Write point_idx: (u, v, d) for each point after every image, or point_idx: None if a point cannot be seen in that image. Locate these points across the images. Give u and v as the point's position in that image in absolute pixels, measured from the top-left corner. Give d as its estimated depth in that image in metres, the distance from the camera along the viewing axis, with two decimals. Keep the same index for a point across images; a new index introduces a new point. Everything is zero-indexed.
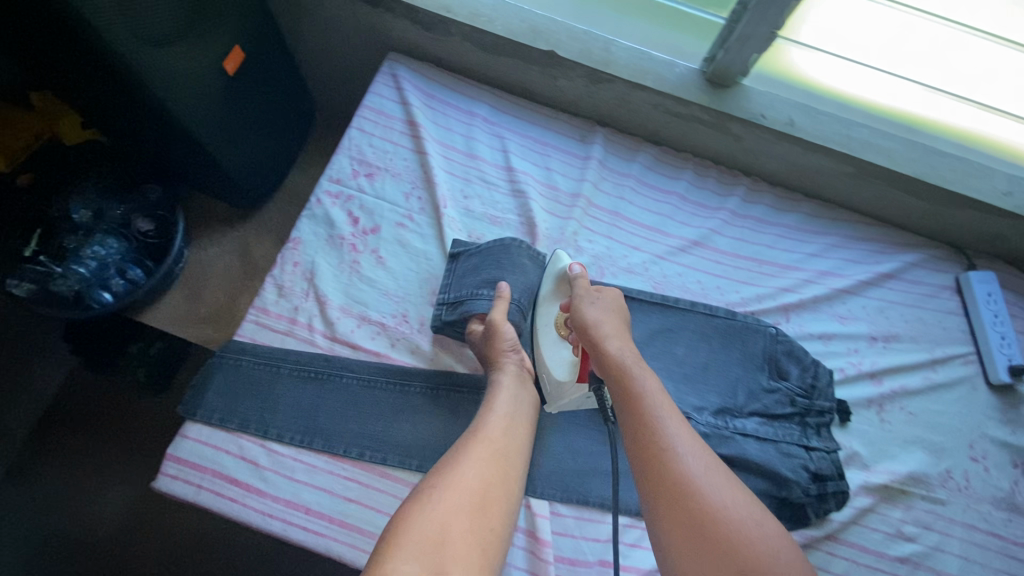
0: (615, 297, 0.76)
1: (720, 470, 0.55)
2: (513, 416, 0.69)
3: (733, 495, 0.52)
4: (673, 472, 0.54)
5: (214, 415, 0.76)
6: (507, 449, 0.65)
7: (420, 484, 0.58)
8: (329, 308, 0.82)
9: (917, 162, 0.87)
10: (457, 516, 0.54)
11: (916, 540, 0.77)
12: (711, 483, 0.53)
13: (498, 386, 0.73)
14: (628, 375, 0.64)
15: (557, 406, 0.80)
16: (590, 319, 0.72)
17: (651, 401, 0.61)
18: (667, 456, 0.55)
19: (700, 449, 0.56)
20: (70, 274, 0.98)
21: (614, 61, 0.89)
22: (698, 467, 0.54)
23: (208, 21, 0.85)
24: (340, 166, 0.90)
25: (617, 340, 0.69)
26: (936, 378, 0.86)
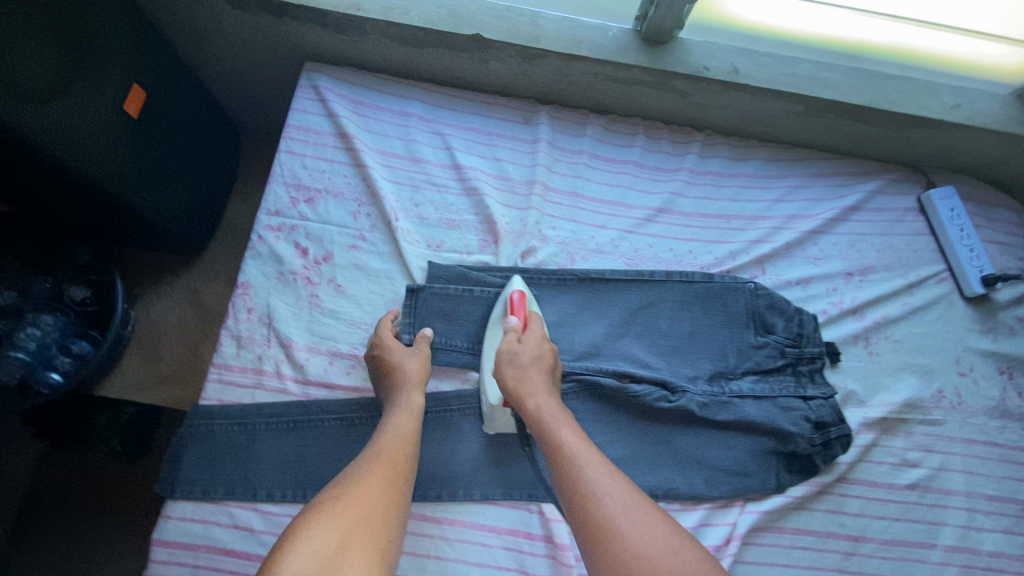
0: (541, 350, 0.74)
1: (643, 504, 0.57)
2: (414, 433, 0.68)
3: (658, 529, 0.54)
4: (598, 517, 0.56)
5: (195, 488, 0.72)
6: (405, 464, 0.64)
7: (316, 498, 0.56)
8: (296, 350, 0.77)
9: (866, 89, 0.85)
10: (354, 528, 0.53)
11: (920, 465, 0.79)
12: (635, 519, 0.55)
13: (397, 406, 0.70)
14: (547, 429, 0.65)
15: (493, 427, 0.76)
16: (511, 375, 0.70)
17: (571, 449, 0.63)
18: (588, 499, 0.57)
19: (621, 488, 0.58)
20: (8, 361, 0.91)
21: (544, 35, 0.84)
22: (618, 503, 0.57)
23: (97, 59, 0.76)
24: (276, 195, 0.84)
25: (537, 394, 0.69)
26: (915, 302, 0.86)
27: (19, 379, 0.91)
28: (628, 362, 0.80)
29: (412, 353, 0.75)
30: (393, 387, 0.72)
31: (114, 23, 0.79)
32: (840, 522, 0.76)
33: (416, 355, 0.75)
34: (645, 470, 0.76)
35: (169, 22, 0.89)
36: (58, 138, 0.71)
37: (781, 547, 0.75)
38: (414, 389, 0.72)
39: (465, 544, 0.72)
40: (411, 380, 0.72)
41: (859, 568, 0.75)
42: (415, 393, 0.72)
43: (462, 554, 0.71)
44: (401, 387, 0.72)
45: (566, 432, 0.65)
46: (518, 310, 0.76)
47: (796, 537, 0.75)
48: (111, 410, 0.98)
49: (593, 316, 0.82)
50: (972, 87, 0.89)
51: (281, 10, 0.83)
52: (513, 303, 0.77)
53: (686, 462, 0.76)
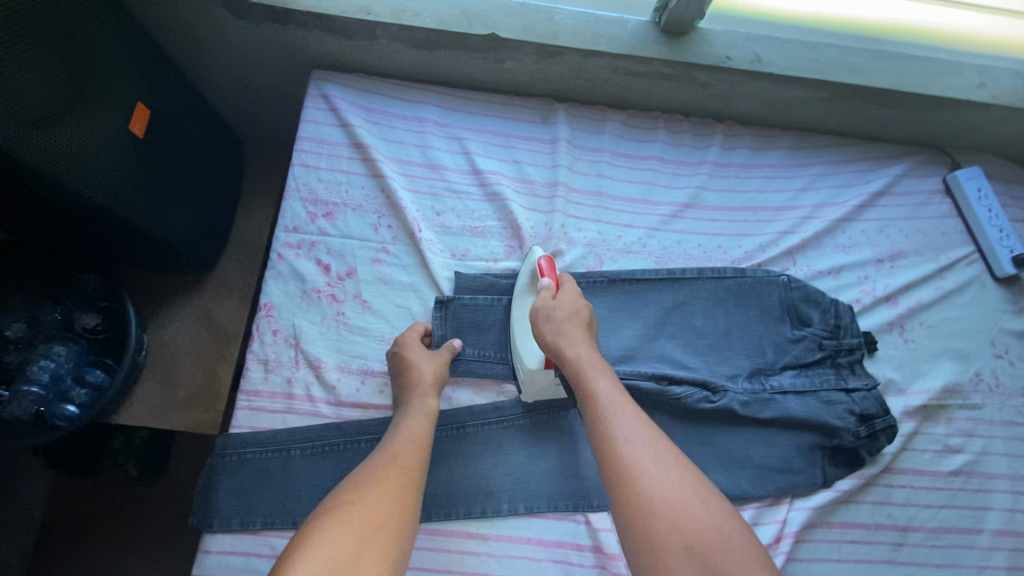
0: (578, 306, 0.72)
1: (671, 457, 0.57)
2: (427, 437, 0.66)
3: (683, 482, 0.55)
4: (623, 462, 0.56)
5: (233, 521, 0.69)
6: (418, 468, 0.62)
7: (329, 502, 0.56)
8: (326, 371, 0.75)
9: (891, 72, 0.84)
10: (366, 536, 0.53)
11: (963, 450, 0.79)
12: (660, 469, 0.55)
13: (412, 409, 0.68)
14: (586, 378, 0.65)
15: (533, 394, 0.76)
16: (548, 329, 0.70)
17: (606, 399, 0.62)
18: (618, 449, 0.57)
19: (651, 439, 0.58)
20: (21, 395, 0.87)
21: (561, 31, 0.81)
22: (645, 453, 0.56)
23: (99, 83, 0.72)
24: (293, 211, 0.81)
25: (577, 344, 0.68)
26: (947, 286, 0.86)
27: (34, 416, 0.87)
28: (665, 363, 0.78)
29: (428, 356, 0.73)
30: (406, 388, 0.70)
31: (113, 42, 0.75)
32: (887, 513, 0.75)
33: (432, 359, 0.73)
34: None
35: (168, 36, 0.85)
36: (66, 166, 0.68)
37: (831, 542, 0.74)
38: (428, 393, 0.70)
39: (514, 560, 0.70)
40: (424, 384, 0.70)
41: (909, 558, 0.74)
42: (428, 399, 0.70)
43: (511, 570, 0.70)
44: (415, 390, 0.70)
45: (603, 383, 0.64)
46: (548, 274, 0.74)
47: (845, 531, 0.74)
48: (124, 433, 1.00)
49: (626, 318, 0.81)
50: (995, 65, 0.87)
51: (287, 18, 0.80)
52: (541, 269, 0.75)
53: (731, 462, 0.75)
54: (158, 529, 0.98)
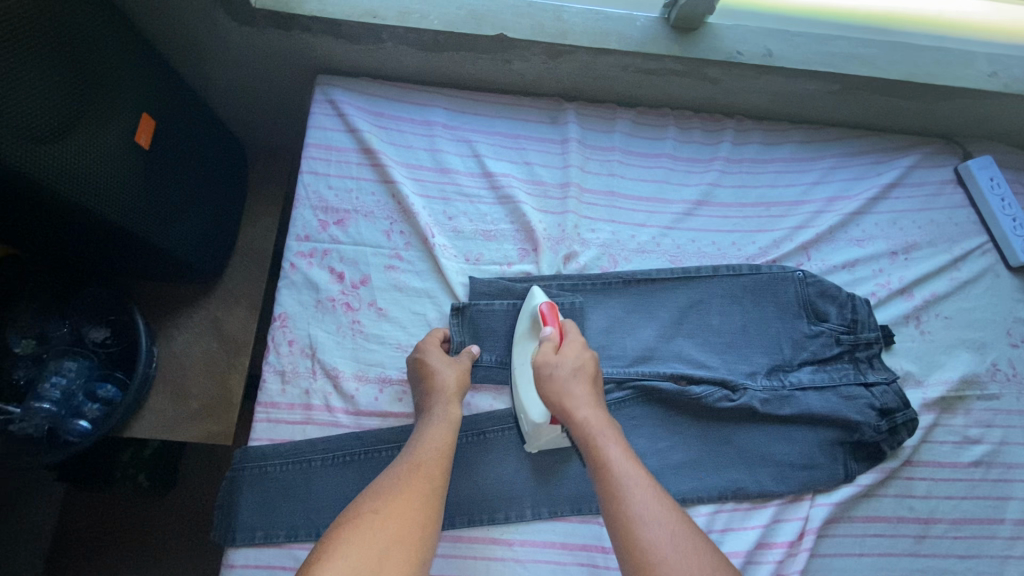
0: (582, 359, 0.69)
1: (689, 539, 0.55)
2: (450, 445, 0.65)
3: (704, 570, 0.53)
4: (641, 545, 0.54)
5: (256, 534, 0.69)
6: (441, 476, 0.62)
7: (353, 511, 0.56)
8: (343, 381, 0.75)
9: (902, 63, 0.83)
10: (389, 549, 0.53)
11: (982, 441, 0.79)
12: (679, 554, 0.53)
13: (434, 415, 0.68)
14: (598, 446, 0.62)
15: (538, 445, 0.73)
16: (557, 389, 0.66)
17: (621, 472, 0.60)
18: (636, 533, 0.55)
19: (668, 517, 0.56)
20: (33, 413, 0.86)
21: (570, 30, 0.80)
22: (663, 536, 0.55)
23: (100, 92, 0.70)
24: (303, 220, 0.80)
25: (585, 405, 0.65)
26: (962, 276, 0.86)
27: (46, 431, 0.86)
28: (684, 362, 0.78)
29: (450, 363, 0.72)
30: (428, 395, 0.69)
31: (116, 53, 0.73)
32: (909, 505, 0.76)
33: (454, 365, 0.73)
34: (713, 472, 0.74)
35: (170, 44, 0.83)
36: (74, 180, 0.66)
37: (854, 537, 0.74)
38: (451, 400, 0.69)
39: (539, 564, 0.70)
40: (447, 392, 0.69)
41: (932, 550, 0.74)
42: (451, 406, 0.69)
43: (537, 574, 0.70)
44: (438, 397, 0.69)
45: (616, 451, 0.62)
46: (550, 322, 0.71)
47: (868, 525, 0.75)
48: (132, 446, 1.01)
49: (643, 318, 0.80)
50: (1006, 52, 0.87)
51: (292, 23, 0.79)
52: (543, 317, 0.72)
53: (753, 460, 0.74)
54: (177, 525, 1.07)
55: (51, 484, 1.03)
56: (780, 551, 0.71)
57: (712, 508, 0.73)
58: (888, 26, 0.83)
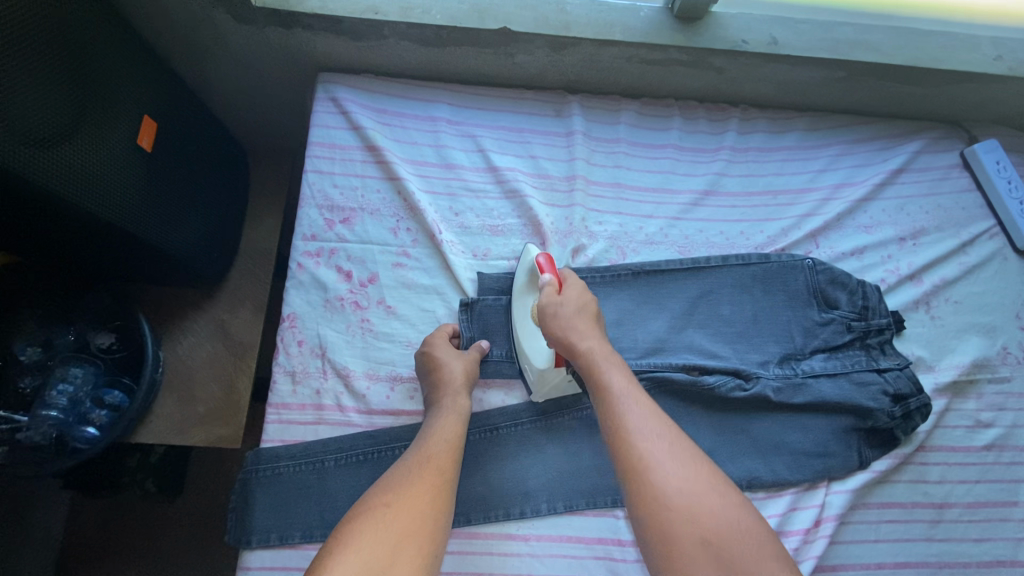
0: (585, 300, 0.69)
1: (687, 450, 0.56)
2: (460, 437, 0.65)
3: (697, 475, 0.54)
4: (639, 453, 0.55)
5: (271, 536, 0.69)
6: (452, 468, 0.61)
7: (363, 504, 0.56)
8: (355, 380, 0.74)
9: (907, 48, 0.83)
10: (402, 542, 0.52)
11: (994, 424, 0.79)
12: (677, 462, 0.55)
13: (443, 409, 0.68)
14: (598, 370, 0.63)
15: (544, 393, 0.74)
16: (559, 324, 0.67)
17: (620, 391, 0.61)
18: (632, 441, 0.56)
19: (666, 431, 0.57)
20: (40, 421, 0.84)
21: (573, 22, 0.79)
22: (661, 446, 0.56)
23: (103, 94, 0.69)
24: (309, 219, 0.79)
25: (587, 336, 0.66)
26: (970, 261, 0.85)
27: (53, 439, 0.84)
28: (695, 353, 0.78)
29: (458, 355, 0.72)
30: (436, 388, 0.69)
31: (117, 55, 0.72)
32: (923, 490, 0.76)
33: (462, 358, 0.72)
34: (727, 462, 0.74)
35: (169, 45, 0.82)
36: (80, 183, 0.65)
37: (869, 523, 0.74)
38: (458, 392, 0.69)
39: (555, 558, 0.70)
40: (454, 384, 0.69)
41: (947, 534, 0.74)
42: (460, 398, 0.69)
43: (554, 569, 0.69)
44: (446, 390, 0.69)
45: (616, 374, 0.63)
46: (548, 271, 0.71)
47: (883, 511, 0.74)
48: (140, 452, 1.02)
49: (653, 310, 0.80)
50: (1010, 35, 0.86)
51: (293, 21, 0.78)
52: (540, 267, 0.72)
53: (767, 449, 0.74)
54: (185, 531, 1.06)
55: (57, 492, 1.02)
56: (796, 539, 0.71)
57: None
58: (892, 11, 0.83)
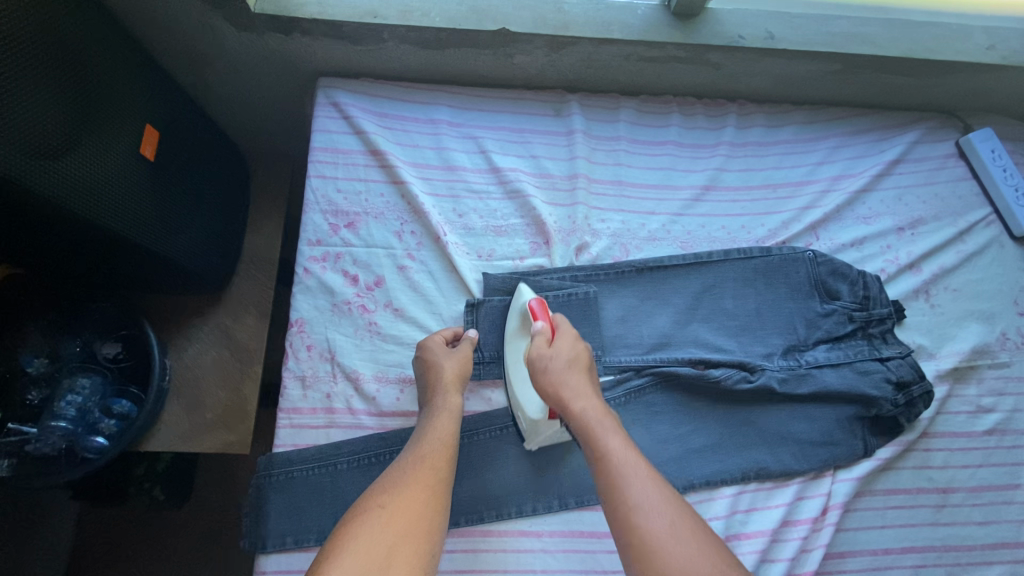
0: (576, 351, 0.68)
1: (690, 525, 0.55)
2: (454, 437, 0.66)
3: (704, 556, 0.52)
4: (643, 535, 0.54)
5: (287, 539, 0.70)
6: (446, 467, 0.62)
7: (361, 504, 0.57)
8: (364, 383, 0.75)
9: (902, 40, 0.84)
10: (399, 543, 0.53)
11: (995, 409, 0.80)
12: (681, 542, 0.53)
13: (435, 408, 0.68)
14: (594, 434, 0.61)
15: (537, 441, 0.73)
16: (552, 381, 0.65)
17: (619, 460, 0.58)
18: (635, 521, 0.54)
19: (668, 505, 0.55)
20: (50, 432, 0.85)
21: (571, 21, 0.80)
22: (664, 525, 0.54)
23: (106, 105, 0.68)
24: (314, 224, 0.80)
25: (582, 397, 0.64)
26: (968, 249, 0.87)
27: (63, 450, 0.85)
28: (700, 347, 0.78)
29: (451, 353, 0.72)
30: (430, 388, 0.70)
31: (117, 64, 0.72)
32: (928, 476, 0.77)
33: (455, 355, 0.72)
34: (735, 454, 0.75)
35: (167, 53, 0.82)
36: (88, 194, 0.65)
37: (875, 510, 0.75)
38: (450, 390, 0.69)
39: (568, 553, 0.71)
40: (445, 383, 0.69)
41: (952, 518, 0.76)
42: (451, 396, 0.69)
43: (568, 564, 0.70)
44: (438, 388, 0.69)
45: (614, 440, 0.60)
46: (541, 317, 0.70)
47: (889, 497, 0.76)
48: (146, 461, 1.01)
49: (657, 306, 0.81)
50: (1003, 24, 0.87)
51: (292, 27, 0.78)
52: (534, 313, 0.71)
53: (774, 440, 0.75)
54: (195, 537, 1.07)
55: (68, 504, 1.03)
56: (805, 528, 0.72)
57: (735, 489, 0.74)
58: (887, 4, 0.84)
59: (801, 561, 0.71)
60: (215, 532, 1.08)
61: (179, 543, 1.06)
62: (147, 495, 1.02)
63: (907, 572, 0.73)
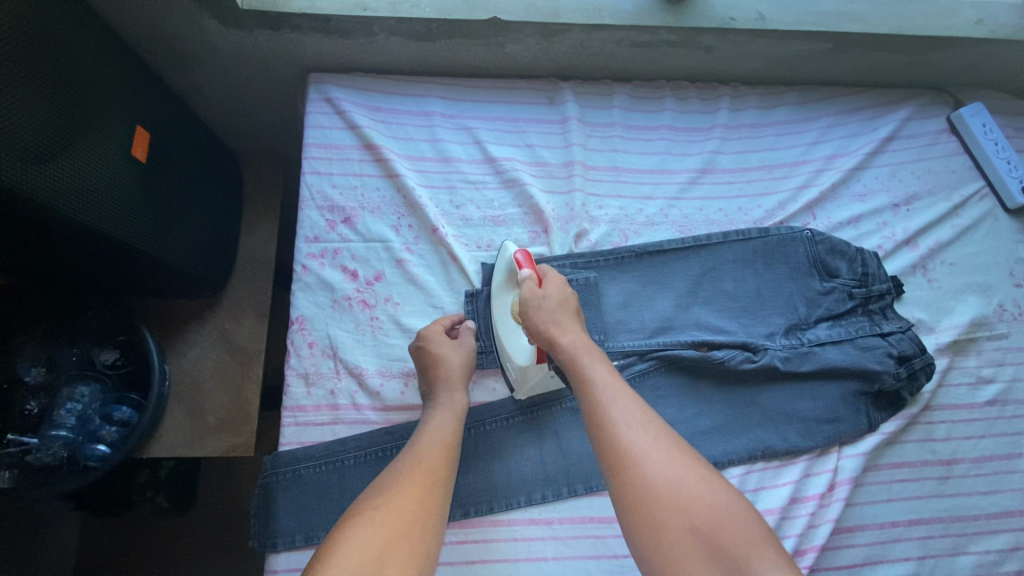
0: (564, 293, 0.69)
1: (670, 441, 0.56)
2: (454, 435, 0.66)
3: (682, 465, 0.54)
4: (621, 446, 0.55)
5: (296, 538, 0.69)
6: (446, 465, 0.62)
7: (357, 506, 0.56)
8: (368, 378, 0.74)
9: (892, 17, 0.84)
10: (395, 541, 0.53)
11: (995, 380, 0.81)
12: (660, 455, 0.54)
13: (436, 407, 0.68)
14: (579, 363, 0.62)
15: (527, 390, 0.74)
16: (538, 317, 0.66)
17: (602, 385, 0.60)
18: (615, 433, 0.56)
19: (647, 424, 0.57)
20: (50, 441, 0.84)
21: (562, 8, 0.80)
22: (644, 438, 0.55)
23: (95, 106, 0.67)
24: (311, 220, 0.79)
25: (568, 331, 0.65)
26: (963, 223, 0.87)
27: (64, 459, 0.84)
28: (702, 329, 0.79)
29: (455, 348, 0.73)
30: (433, 384, 0.70)
31: (105, 65, 0.71)
32: (931, 448, 0.77)
33: (460, 351, 0.73)
34: (741, 434, 0.75)
35: (156, 54, 0.81)
36: (81, 197, 0.64)
37: (881, 484, 0.76)
38: (455, 389, 0.70)
39: (579, 539, 0.71)
40: (448, 378, 0.70)
41: (957, 489, 0.76)
42: (456, 393, 0.70)
43: (580, 551, 0.70)
44: (442, 384, 0.70)
45: (599, 368, 0.62)
46: (526, 267, 0.70)
47: (894, 471, 0.76)
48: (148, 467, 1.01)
49: (658, 290, 0.81)
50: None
51: (281, 22, 0.77)
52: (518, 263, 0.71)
53: (779, 419, 0.76)
54: (200, 542, 1.06)
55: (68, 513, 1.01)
56: (812, 504, 0.72)
57: (742, 469, 0.74)
58: None
59: (810, 536, 0.72)
60: (221, 536, 1.07)
61: (186, 550, 1.06)
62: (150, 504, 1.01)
63: (914, 544, 0.74)
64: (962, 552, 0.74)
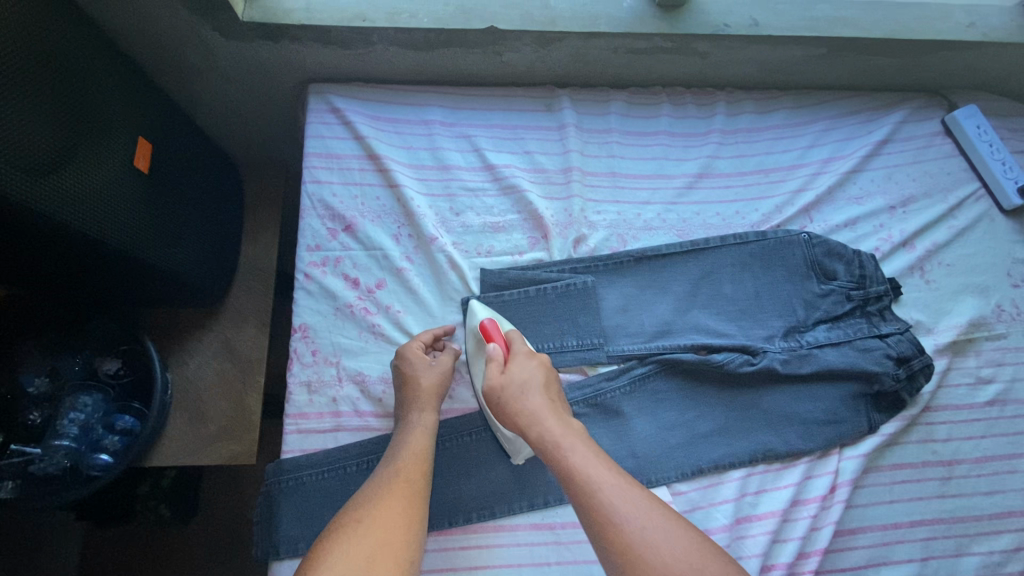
0: (531, 370, 0.66)
1: (669, 521, 0.53)
2: (429, 449, 0.66)
3: (684, 544, 0.51)
4: (619, 537, 0.52)
5: (300, 545, 0.69)
6: (423, 478, 0.63)
7: (338, 521, 0.56)
8: (371, 385, 0.75)
9: (884, 21, 0.85)
10: (378, 551, 0.53)
11: (995, 379, 0.81)
12: (660, 540, 0.51)
13: (409, 424, 0.68)
14: (559, 449, 0.59)
15: (524, 456, 0.72)
16: (513, 406, 0.63)
17: (585, 468, 0.56)
18: (611, 524, 0.53)
19: (643, 507, 0.54)
20: (53, 451, 0.84)
21: (558, 17, 0.81)
22: (641, 522, 0.52)
23: (97, 118, 0.68)
24: (312, 229, 0.80)
25: (541, 415, 0.62)
26: (959, 224, 0.88)
27: (66, 468, 0.84)
28: (702, 333, 0.79)
29: (430, 366, 0.72)
30: (406, 403, 0.70)
31: (108, 77, 0.72)
32: (932, 449, 0.78)
33: (436, 370, 0.72)
34: (741, 437, 0.75)
35: (156, 65, 0.82)
36: (82, 209, 0.64)
37: (882, 485, 0.76)
38: (426, 407, 0.70)
39: (583, 544, 0.71)
40: (421, 399, 0.70)
41: (959, 490, 0.76)
42: (426, 413, 0.69)
43: (583, 555, 0.70)
44: (413, 404, 0.69)
45: (579, 450, 0.58)
46: (494, 337, 0.69)
47: (895, 472, 0.76)
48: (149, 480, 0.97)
49: (657, 294, 0.81)
50: (981, 2, 0.89)
51: (281, 33, 0.78)
52: (487, 332, 0.70)
53: (779, 421, 0.76)
54: (204, 551, 1.06)
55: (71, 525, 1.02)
56: (814, 506, 0.73)
57: (743, 472, 0.74)
58: None
59: (812, 539, 0.72)
60: (225, 545, 1.07)
61: (188, 560, 1.06)
62: (152, 514, 0.98)
63: (917, 545, 0.74)
64: (965, 553, 0.74)
